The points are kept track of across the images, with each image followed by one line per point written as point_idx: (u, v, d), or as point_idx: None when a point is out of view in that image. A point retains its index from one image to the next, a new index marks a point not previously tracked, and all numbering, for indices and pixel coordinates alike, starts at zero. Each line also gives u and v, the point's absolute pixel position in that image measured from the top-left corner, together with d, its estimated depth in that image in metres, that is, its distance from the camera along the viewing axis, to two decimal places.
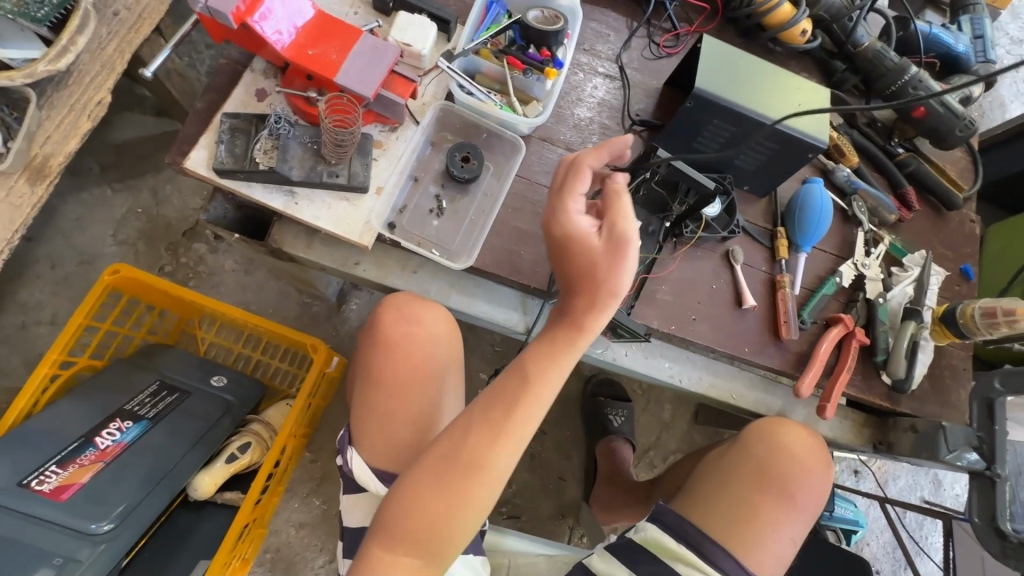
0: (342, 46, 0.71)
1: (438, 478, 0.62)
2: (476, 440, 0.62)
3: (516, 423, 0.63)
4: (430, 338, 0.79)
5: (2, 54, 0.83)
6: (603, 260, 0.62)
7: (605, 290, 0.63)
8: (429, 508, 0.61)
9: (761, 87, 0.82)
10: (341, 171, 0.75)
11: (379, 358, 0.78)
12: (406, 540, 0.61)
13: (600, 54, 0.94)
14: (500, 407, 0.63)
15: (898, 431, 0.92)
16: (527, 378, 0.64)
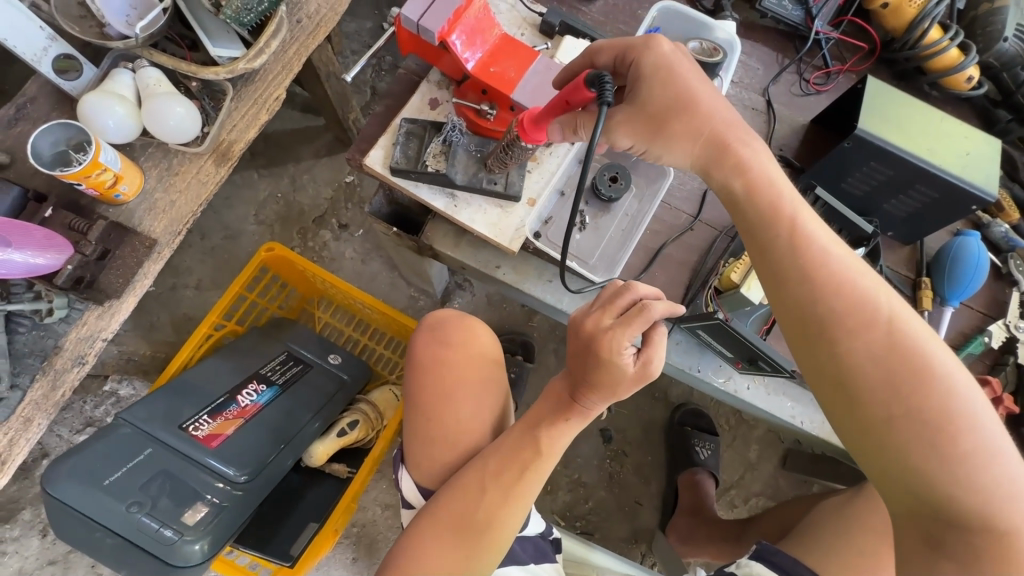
0: (520, 66, 0.76)
1: (474, 490, 0.70)
2: (510, 459, 0.70)
3: (544, 451, 0.69)
4: (465, 355, 0.83)
5: (213, 52, 0.97)
6: (642, 360, 0.63)
7: (630, 379, 0.63)
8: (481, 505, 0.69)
9: (927, 134, 0.80)
10: (499, 180, 0.80)
11: (417, 375, 0.82)
12: (441, 543, 0.68)
13: (748, 87, 0.95)
14: (548, 423, 0.70)
15: None
16: (562, 409, 0.69)
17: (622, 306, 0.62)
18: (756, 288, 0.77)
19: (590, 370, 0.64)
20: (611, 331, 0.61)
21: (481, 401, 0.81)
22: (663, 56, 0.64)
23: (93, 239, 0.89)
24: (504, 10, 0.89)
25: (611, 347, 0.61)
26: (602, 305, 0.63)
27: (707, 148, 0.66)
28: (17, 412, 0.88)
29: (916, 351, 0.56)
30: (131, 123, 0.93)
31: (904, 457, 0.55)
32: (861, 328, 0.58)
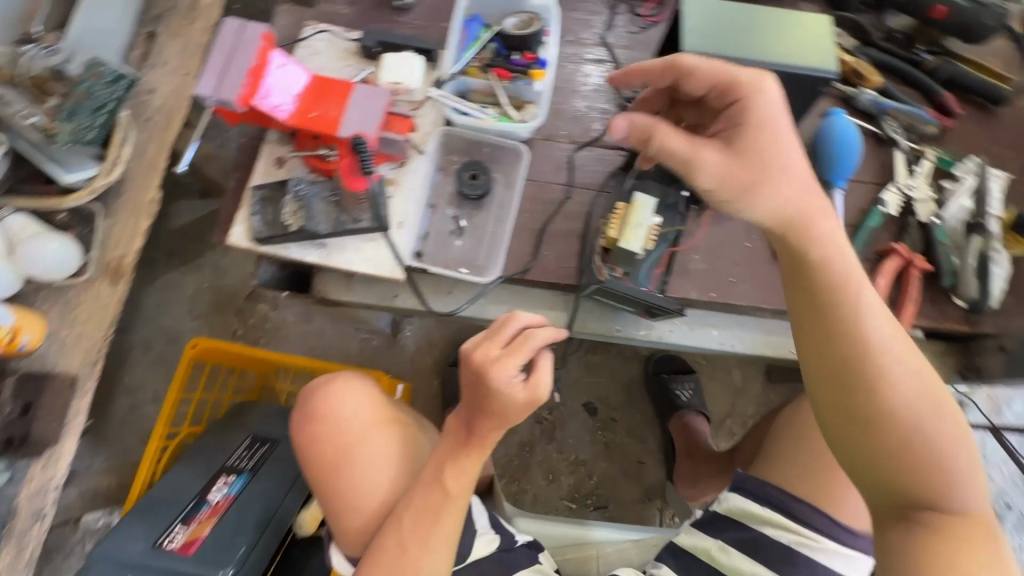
0: (340, 101, 0.75)
1: (392, 552, 0.68)
2: (421, 508, 0.68)
3: (450, 491, 0.68)
4: (360, 415, 0.80)
5: (67, 178, 0.97)
6: (531, 388, 0.64)
7: (521, 405, 0.64)
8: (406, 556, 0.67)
9: (754, 34, 0.79)
10: (363, 216, 0.80)
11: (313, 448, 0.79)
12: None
13: (587, 40, 0.94)
14: (453, 457, 0.69)
15: (984, 353, 0.85)
16: (459, 446, 0.69)
17: (503, 336, 0.65)
18: (635, 239, 0.77)
19: (482, 406, 0.65)
20: (490, 366, 0.62)
21: (385, 457, 0.77)
22: (641, 120, 0.58)
23: (9, 396, 0.91)
24: (322, 48, 0.89)
25: (497, 377, 0.62)
26: (484, 337, 0.65)
27: (727, 164, 0.56)
28: None
29: (868, 345, 0.57)
30: (13, 275, 0.93)
31: (874, 456, 0.57)
32: (822, 330, 0.59)
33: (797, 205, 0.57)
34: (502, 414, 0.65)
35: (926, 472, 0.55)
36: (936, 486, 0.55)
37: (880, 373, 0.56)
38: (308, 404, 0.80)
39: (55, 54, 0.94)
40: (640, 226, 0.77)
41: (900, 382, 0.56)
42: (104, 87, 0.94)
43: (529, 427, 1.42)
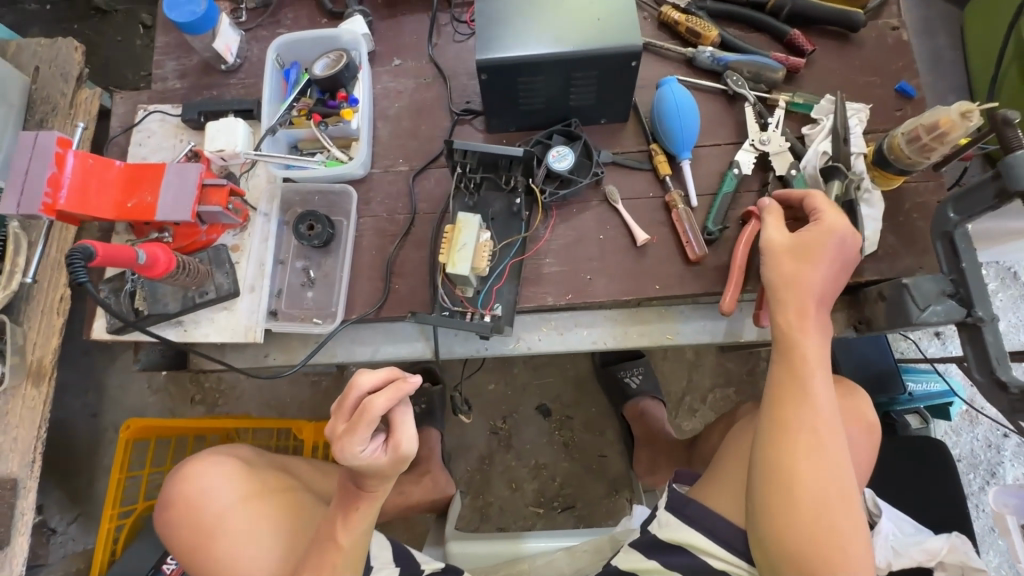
0: (154, 186, 0.76)
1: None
2: (318, 566, 0.70)
3: (343, 547, 0.70)
4: (226, 489, 0.80)
5: None
6: (392, 454, 0.63)
7: (383, 466, 0.63)
8: None
9: (552, 24, 0.76)
10: (209, 287, 0.81)
11: (186, 532, 0.79)
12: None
13: (414, 60, 0.93)
14: (346, 515, 0.70)
15: (870, 303, 0.79)
16: (349, 501, 0.70)
17: (356, 397, 0.60)
18: (461, 261, 0.74)
19: (358, 472, 0.64)
20: (344, 440, 0.59)
21: (259, 527, 0.78)
22: (781, 240, 0.68)
23: None
24: (156, 129, 0.90)
25: (350, 450, 0.60)
26: (343, 400, 0.61)
27: (804, 248, 0.67)
28: None
29: (804, 417, 0.62)
30: None
31: (777, 505, 0.61)
32: (779, 391, 0.64)
33: (824, 276, 0.66)
34: (381, 474, 0.64)
35: (826, 547, 0.60)
36: (826, 556, 0.59)
37: (806, 445, 0.62)
38: (172, 496, 0.80)
39: None
40: (465, 247, 0.74)
41: (827, 458, 0.62)
42: None
43: (486, 439, 1.42)
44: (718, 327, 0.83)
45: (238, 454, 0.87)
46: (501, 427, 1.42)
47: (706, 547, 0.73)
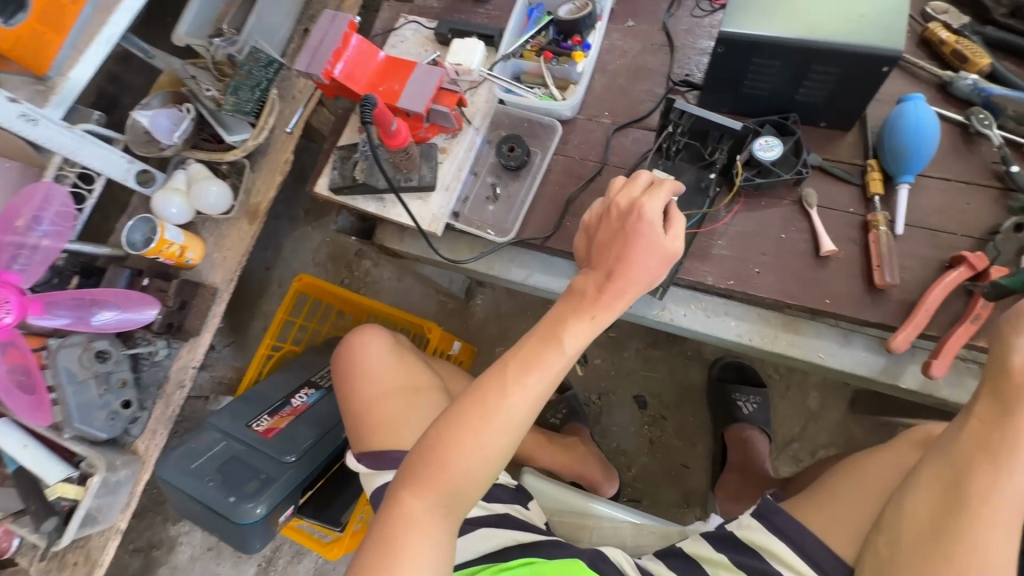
0: (403, 78, 0.89)
1: (493, 392, 0.61)
2: (532, 356, 0.62)
3: (568, 347, 0.62)
4: (382, 348, 1.02)
5: (229, 139, 1.27)
6: (662, 247, 0.62)
7: (659, 254, 0.62)
8: (469, 422, 0.60)
9: (811, 10, 0.74)
10: (414, 176, 0.92)
11: (347, 376, 1.00)
12: (461, 455, 0.60)
13: (647, 26, 0.97)
14: (566, 325, 0.62)
15: None
16: (575, 302, 0.64)
17: (640, 183, 0.66)
18: None
19: (620, 245, 0.63)
20: (643, 201, 0.63)
21: (398, 378, 0.98)
22: None
23: (172, 293, 1.22)
24: (408, 36, 1.04)
25: (650, 213, 0.63)
26: (625, 187, 0.65)
27: None
28: (148, 425, 1.22)
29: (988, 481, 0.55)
30: (187, 207, 1.25)
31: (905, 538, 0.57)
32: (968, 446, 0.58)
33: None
34: (626, 258, 0.62)
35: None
36: None
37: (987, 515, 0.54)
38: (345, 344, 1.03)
39: (232, 45, 1.21)
40: None
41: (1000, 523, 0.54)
42: (260, 70, 1.22)
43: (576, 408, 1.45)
44: (878, 362, 0.78)
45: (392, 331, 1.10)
46: (594, 401, 1.45)
47: (785, 557, 0.73)
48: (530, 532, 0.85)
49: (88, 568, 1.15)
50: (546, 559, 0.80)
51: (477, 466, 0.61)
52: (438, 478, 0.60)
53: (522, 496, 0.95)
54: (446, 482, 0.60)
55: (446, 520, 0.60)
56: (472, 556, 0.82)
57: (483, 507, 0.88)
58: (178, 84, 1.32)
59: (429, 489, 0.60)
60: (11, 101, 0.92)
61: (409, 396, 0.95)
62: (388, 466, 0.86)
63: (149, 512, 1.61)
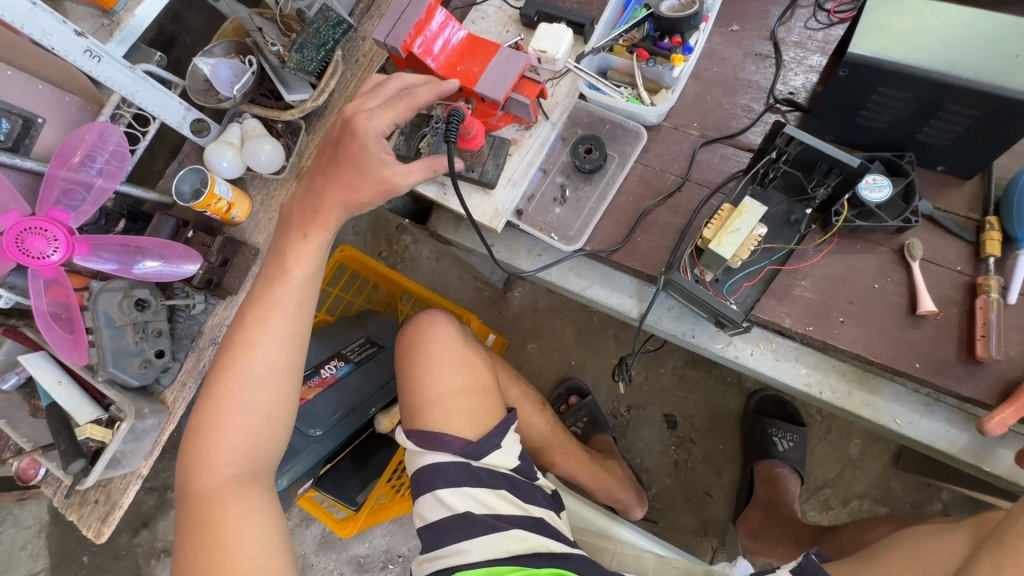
0: (483, 61, 0.84)
1: (276, 286, 0.79)
2: (259, 315, 0.78)
3: (294, 269, 0.79)
4: (452, 337, 1.02)
5: (288, 98, 1.22)
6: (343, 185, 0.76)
7: (377, 176, 0.74)
8: (262, 309, 0.79)
9: (954, 42, 0.66)
10: (476, 168, 0.86)
11: (414, 356, 1.01)
12: (240, 401, 0.76)
13: (754, 33, 0.88)
14: (282, 259, 0.80)
15: None
16: (274, 274, 0.80)
17: (384, 95, 0.77)
18: (727, 244, 0.72)
19: (311, 203, 0.79)
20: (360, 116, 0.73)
21: (460, 366, 0.99)
22: None
23: (215, 250, 1.19)
24: (491, 13, 0.97)
25: (367, 128, 0.73)
26: (365, 96, 0.77)
27: None
28: (178, 377, 1.20)
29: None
30: (238, 163, 1.21)
31: None
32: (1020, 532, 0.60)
33: None
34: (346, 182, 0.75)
35: None
36: None
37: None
38: (415, 325, 1.04)
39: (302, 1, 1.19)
40: (738, 232, 0.72)
41: None
42: (328, 30, 1.19)
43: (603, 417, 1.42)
44: (961, 438, 0.72)
45: (459, 321, 1.09)
46: (622, 413, 1.41)
47: None
48: (564, 543, 0.87)
49: (108, 509, 1.16)
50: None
51: (275, 349, 0.78)
52: (250, 427, 0.76)
53: (556, 503, 0.96)
54: (243, 431, 0.76)
55: (247, 412, 0.76)
56: (501, 556, 0.82)
57: (519, 505, 0.88)
58: (242, 34, 1.27)
59: (219, 444, 0.75)
60: (78, 35, 0.88)
61: (472, 394, 0.96)
62: (436, 447, 0.90)
63: (168, 455, 1.64)
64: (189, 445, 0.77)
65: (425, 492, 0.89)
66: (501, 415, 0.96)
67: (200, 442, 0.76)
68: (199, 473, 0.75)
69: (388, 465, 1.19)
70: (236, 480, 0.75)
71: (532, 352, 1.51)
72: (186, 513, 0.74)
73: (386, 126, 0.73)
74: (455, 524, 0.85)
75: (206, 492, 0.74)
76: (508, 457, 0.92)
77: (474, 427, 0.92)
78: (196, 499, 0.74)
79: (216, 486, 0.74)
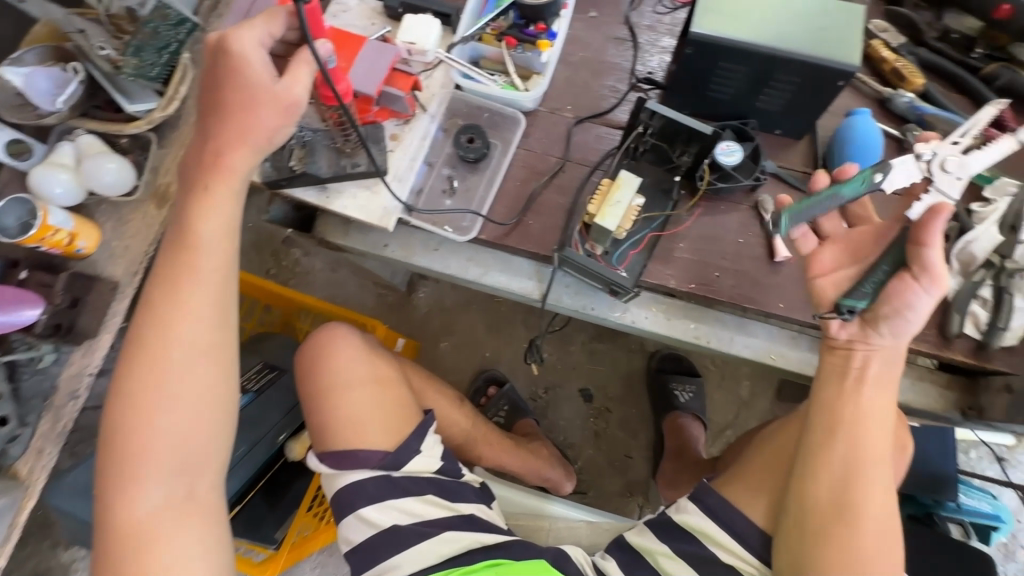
0: (349, 54, 0.79)
1: (183, 261, 0.64)
2: (167, 293, 0.63)
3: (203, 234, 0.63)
4: (356, 351, 0.97)
5: (131, 109, 1.07)
6: (236, 110, 0.61)
7: (268, 99, 0.60)
8: (171, 288, 0.63)
9: (771, 17, 0.75)
10: (361, 161, 0.84)
11: (316, 377, 0.95)
12: (158, 409, 0.62)
13: (610, 18, 0.94)
14: (189, 223, 0.64)
15: (979, 389, 0.86)
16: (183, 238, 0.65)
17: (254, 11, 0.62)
18: (611, 216, 0.76)
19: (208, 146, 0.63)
20: (231, 30, 0.59)
21: (369, 379, 0.94)
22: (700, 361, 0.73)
23: (60, 290, 1.03)
24: (353, 6, 0.92)
25: (238, 45, 0.59)
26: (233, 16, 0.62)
27: None
28: (32, 444, 1.02)
29: (872, 490, 0.68)
30: (76, 187, 1.05)
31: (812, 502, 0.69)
32: (847, 446, 0.69)
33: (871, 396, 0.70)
34: (234, 108, 0.61)
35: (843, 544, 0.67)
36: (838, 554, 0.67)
37: (866, 509, 0.68)
38: (314, 346, 0.98)
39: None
40: (618, 205, 0.76)
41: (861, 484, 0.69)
42: (169, 30, 1.05)
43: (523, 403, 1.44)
44: (823, 363, 0.83)
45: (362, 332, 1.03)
46: (540, 395, 1.45)
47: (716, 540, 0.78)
48: (497, 534, 0.86)
49: None
50: (514, 561, 0.82)
51: (192, 334, 0.64)
52: (177, 444, 0.63)
53: (486, 495, 0.94)
54: (169, 447, 0.63)
55: (170, 420, 0.62)
56: (431, 562, 0.81)
57: (447, 507, 0.86)
58: (59, 37, 1.10)
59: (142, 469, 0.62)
60: None
61: (385, 407, 0.91)
62: (354, 466, 0.86)
63: (34, 536, 1.40)
64: (107, 475, 0.63)
65: (347, 514, 0.84)
66: (417, 417, 0.93)
67: (117, 471, 0.62)
68: (118, 508, 0.62)
69: (305, 494, 1.12)
70: (171, 512, 0.63)
71: (446, 351, 1.49)
72: (110, 555, 0.62)
73: (265, 39, 0.60)
74: (384, 541, 0.82)
75: (135, 533, 0.62)
76: (429, 460, 0.89)
77: (391, 437, 0.88)
78: (118, 541, 0.62)
79: (148, 528, 0.62)
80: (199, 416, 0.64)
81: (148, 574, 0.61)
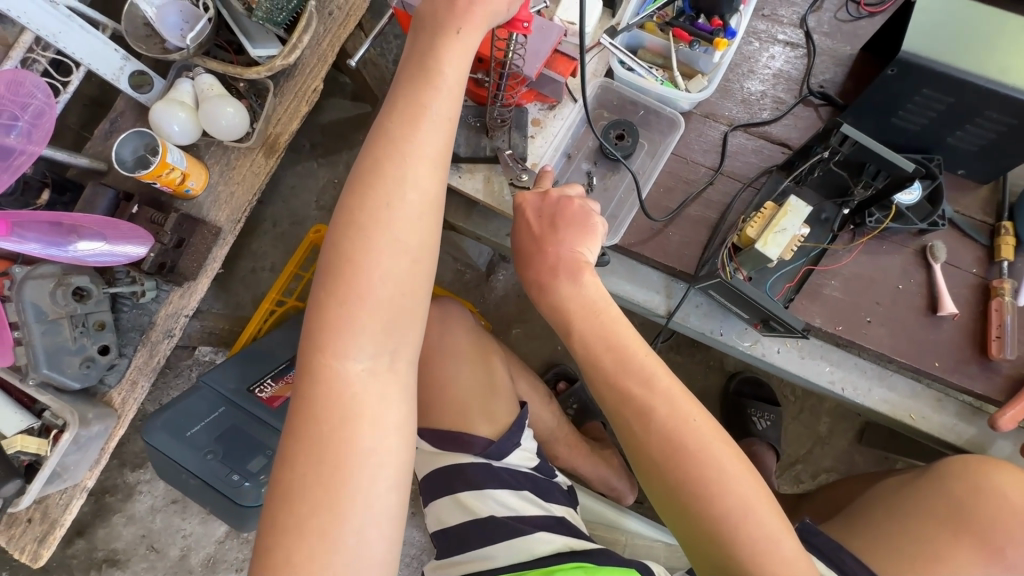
0: None
1: (421, 102, 0.55)
2: (406, 127, 0.55)
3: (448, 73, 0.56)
4: (460, 334, 0.98)
5: (253, 54, 1.04)
6: None
7: None
8: (408, 127, 0.55)
9: (994, 47, 0.66)
10: (502, 142, 0.79)
11: (419, 354, 0.96)
12: (386, 253, 0.54)
13: (785, 20, 0.85)
14: (428, 60, 0.56)
15: None
16: (417, 77, 0.56)
17: None
18: (773, 244, 0.70)
19: None
20: None
21: (471, 363, 0.95)
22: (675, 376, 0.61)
23: (169, 229, 1.01)
24: None
25: None
26: None
27: None
28: (128, 375, 1.04)
29: (729, 505, 0.56)
30: (192, 127, 1.03)
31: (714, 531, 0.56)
32: (665, 427, 0.59)
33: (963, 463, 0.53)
34: None
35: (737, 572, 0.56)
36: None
37: (751, 529, 0.55)
38: None
39: None
40: (783, 232, 0.70)
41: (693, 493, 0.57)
42: None
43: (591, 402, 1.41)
44: (966, 431, 0.78)
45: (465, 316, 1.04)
46: None
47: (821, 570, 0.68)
48: (586, 542, 0.81)
49: (46, 528, 1.00)
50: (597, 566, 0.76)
51: (427, 180, 0.55)
52: (394, 296, 0.54)
53: (573, 499, 0.92)
54: (383, 299, 0.54)
55: (395, 266, 0.54)
56: (526, 560, 0.78)
57: (539, 505, 0.84)
58: None
59: (357, 317, 0.53)
60: None
61: (486, 393, 0.92)
62: (457, 449, 0.86)
63: None
64: (313, 321, 0.54)
65: (445, 494, 0.85)
66: (515, 410, 0.92)
67: (324, 317, 0.54)
68: (323, 356, 0.54)
69: None
70: (375, 371, 0.54)
71: (518, 337, 1.46)
72: (301, 414, 0.53)
73: None
74: (476, 530, 0.82)
75: (333, 388, 0.53)
76: (527, 455, 0.89)
77: (493, 427, 0.88)
78: (314, 395, 0.53)
79: (347, 385, 0.53)
80: (419, 275, 0.56)
81: (338, 438, 0.52)
